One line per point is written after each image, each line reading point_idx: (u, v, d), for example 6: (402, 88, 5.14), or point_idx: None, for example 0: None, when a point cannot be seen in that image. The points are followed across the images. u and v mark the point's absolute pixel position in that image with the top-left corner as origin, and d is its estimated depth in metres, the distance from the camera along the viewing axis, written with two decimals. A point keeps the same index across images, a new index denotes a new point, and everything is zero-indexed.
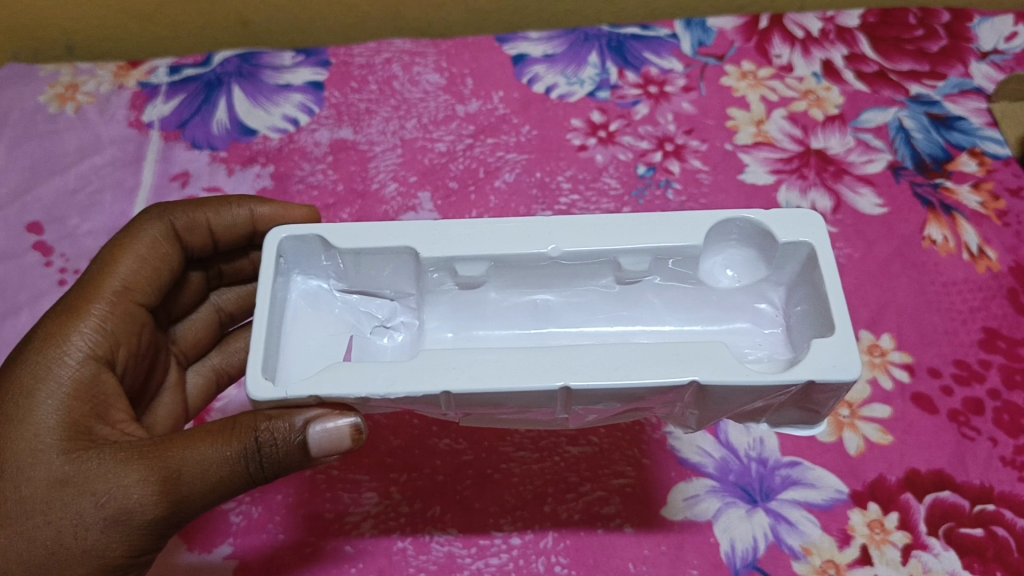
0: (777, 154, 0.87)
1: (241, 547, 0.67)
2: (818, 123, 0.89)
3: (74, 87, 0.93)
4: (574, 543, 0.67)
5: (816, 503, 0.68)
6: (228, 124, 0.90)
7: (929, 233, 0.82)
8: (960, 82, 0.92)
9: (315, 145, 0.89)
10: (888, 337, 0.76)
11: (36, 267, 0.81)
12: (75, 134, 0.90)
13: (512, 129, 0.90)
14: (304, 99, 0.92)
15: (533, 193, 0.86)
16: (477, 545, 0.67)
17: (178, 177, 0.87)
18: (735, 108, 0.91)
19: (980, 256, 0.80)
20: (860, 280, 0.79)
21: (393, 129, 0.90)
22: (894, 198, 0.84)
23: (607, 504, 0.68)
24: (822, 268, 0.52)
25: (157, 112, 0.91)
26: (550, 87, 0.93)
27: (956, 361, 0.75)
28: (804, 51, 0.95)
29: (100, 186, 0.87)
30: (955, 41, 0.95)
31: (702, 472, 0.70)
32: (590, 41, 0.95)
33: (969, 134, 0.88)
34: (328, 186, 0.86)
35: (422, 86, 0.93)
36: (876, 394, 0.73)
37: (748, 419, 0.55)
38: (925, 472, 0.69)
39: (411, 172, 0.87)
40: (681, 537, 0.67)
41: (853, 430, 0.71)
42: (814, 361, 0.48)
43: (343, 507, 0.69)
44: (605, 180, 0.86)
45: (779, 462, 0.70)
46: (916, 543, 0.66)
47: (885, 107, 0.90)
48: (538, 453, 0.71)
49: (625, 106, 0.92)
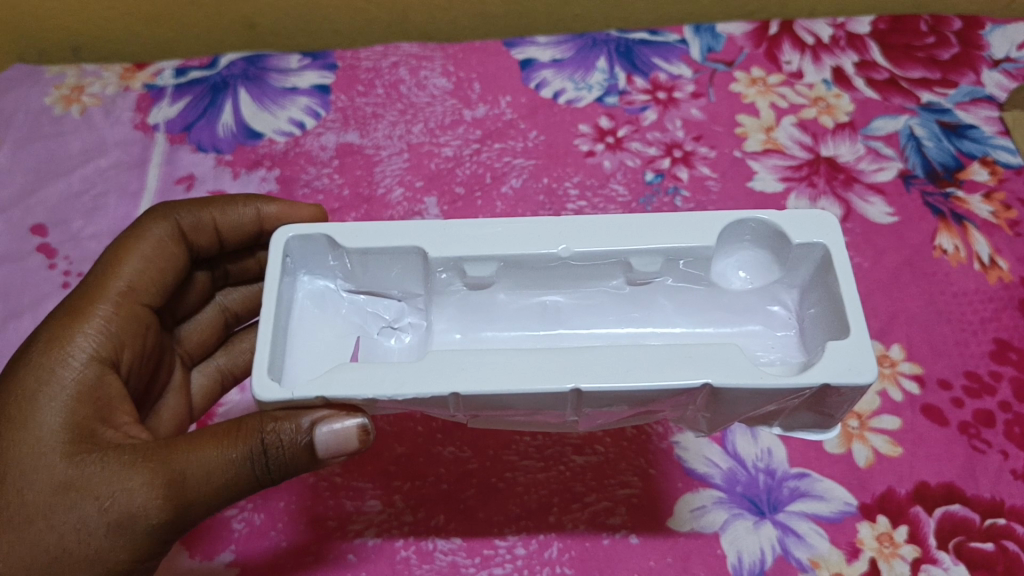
0: (787, 161, 0.86)
1: (243, 555, 0.67)
2: (827, 130, 0.89)
3: (80, 89, 0.92)
4: (579, 553, 0.66)
5: (824, 516, 0.67)
6: (235, 127, 0.89)
7: (940, 242, 0.81)
8: (972, 90, 0.91)
9: (321, 149, 0.89)
10: (897, 349, 0.75)
11: (40, 269, 0.81)
12: (80, 136, 0.89)
13: (519, 134, 0.89)
14: (310, 102, 0.91)
15: (540, 199, 0.85)
16: (482, 555, 0.66)
17: (183, 180, 0.86)
18: (744, 115, 0.90)
19: (991, 266, 0.80)
20: (869, 289, 0.79)
21: (399, 134, 0.90)
22: (904, 207, 0.83)
23: (612, 514, 0.68)
24: (836, 270, 0.51)
25: (162, 115, 0.90)
26: (558, 92, 0.92)
27: (966, 372, 0.74)
28: (814, 58, 0.94)
29: (105, 188, 0.86)
30: (967, 49, 0.94)
31: (709, 483, 0.69)
32: (598, 47, 0.95)
33: (980, 143, 0.87)
34: (334, 190, 0.86)
35: (429, 90, 0.93)
36: (885, 405, 0.72)
37: (761, 423, 0.54)
38: (935, 485, 0.68)
39: (417, 177, 0.86)
40: (687, 548, 0.66)
41: (861, 441, 0.70)
42: (827, 365, 0.47)
43: (346, 515, 0.68)
44: (612, 187, 0.86)
45: (787, 474, 0.69)
46: (926, 558, 0.66)
47: (895, 115, 0.90)
48: (543, 462, 0.70)
49: (633, 112, 0.91)
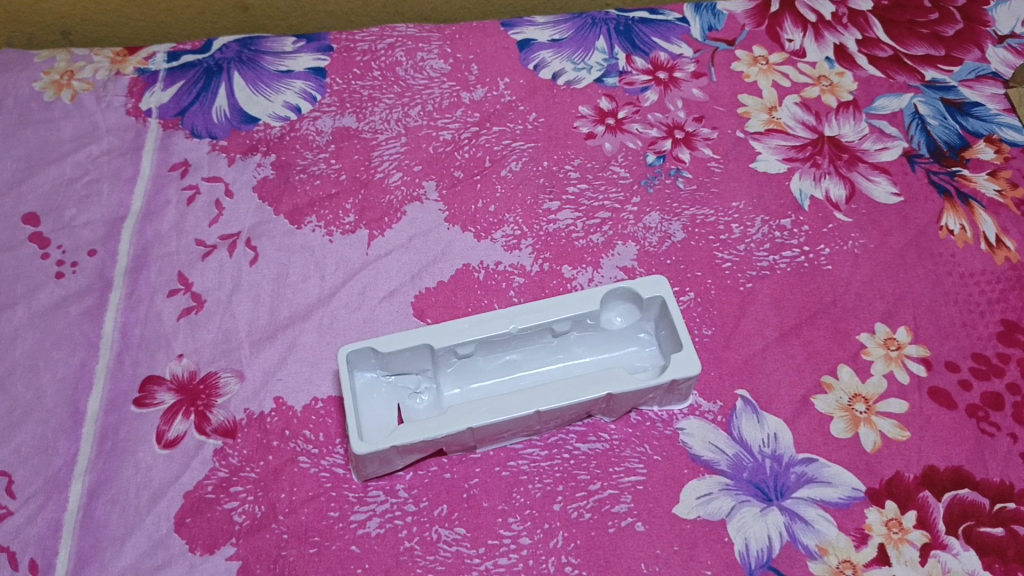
0: (790, 141, 0.85)
1: (244, 548, 0.66)
2: (831, 109, 0.87)
3: (70, 74, 0.91)
4: (585, 542, 0.65)
5: (831, 501, 0.67)
6: (229, 111, 0.88)
7: (946, 223, 0.80)
8: (976, 67, 0.90)
9: (317, 133, 0.87)
10: (904, 330, 0.74)
11: (33, 259, 0.79)
12: (71, 122, 0.88)
13: (518, 117, 0.88)
14: (306, 85, 0.90)
15: (540, 182, 0.83)
16: (486, 544, 0.65)
17: (178, 166, 0.85)
18: (746, 94, 0.89)
19: (998, 246, 0.79)
20: (875, 271, 0.78)
21: (396, 117, 0.88)
22: (909, 186, 0.82)
23: (618, 502, 0.67)
24: None
25: (154, 100, 0.89)
26: (557, 73, 0.91)
27: (974, 354, 0.73)
28: (816, 35, 0.93)
29: (98, 175, 0.84)
30: (971, 25, 0.93)
31: (714, 469, 0.68)
32: (597, 26, 0.94)
33: (986, 120, 0.86)
34: (331, 174, 0.84)
35: (427, 72, 0.91)
36: (893, 387, 0.71)
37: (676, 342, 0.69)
38: (944, 469, 0.68)
39: (415, 161, 0.85)
40: (694, 535, 0.66)
41: (869, 425, 0.70)
42: None
43: (349, 505, 0.67)
44: (614, 169, 0.84)
45: (794, 459, 0.68)
46: (935, 543, 0.65)
47: (899, 93, 0.88)
48: (547, 450, 0.69)
49: (634, 93, 0.89)
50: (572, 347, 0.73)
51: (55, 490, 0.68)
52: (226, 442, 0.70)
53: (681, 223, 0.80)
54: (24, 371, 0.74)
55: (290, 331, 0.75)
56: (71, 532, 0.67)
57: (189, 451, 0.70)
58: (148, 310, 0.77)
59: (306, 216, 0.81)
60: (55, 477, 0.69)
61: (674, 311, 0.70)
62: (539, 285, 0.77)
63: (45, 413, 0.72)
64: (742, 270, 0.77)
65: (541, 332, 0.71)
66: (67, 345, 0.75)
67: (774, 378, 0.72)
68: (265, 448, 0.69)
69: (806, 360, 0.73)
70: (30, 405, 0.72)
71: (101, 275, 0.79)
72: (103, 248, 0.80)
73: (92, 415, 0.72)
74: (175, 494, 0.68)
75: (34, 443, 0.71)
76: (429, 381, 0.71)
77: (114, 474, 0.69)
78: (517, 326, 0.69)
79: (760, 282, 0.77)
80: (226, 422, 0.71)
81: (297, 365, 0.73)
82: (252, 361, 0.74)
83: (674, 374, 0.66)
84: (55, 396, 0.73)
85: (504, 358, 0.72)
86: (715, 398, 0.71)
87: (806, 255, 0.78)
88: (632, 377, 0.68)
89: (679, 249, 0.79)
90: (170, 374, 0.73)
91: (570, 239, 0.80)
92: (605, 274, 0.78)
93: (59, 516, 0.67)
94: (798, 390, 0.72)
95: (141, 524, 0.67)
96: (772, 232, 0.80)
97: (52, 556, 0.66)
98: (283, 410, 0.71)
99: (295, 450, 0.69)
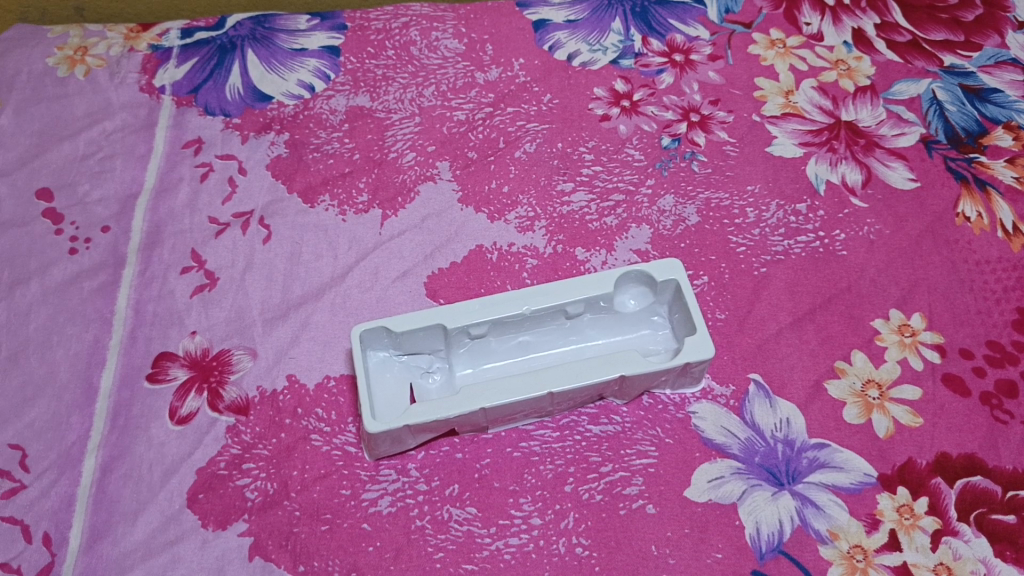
0: (806, 125, 0.85)
1: (256, 524, 0.66)
2: (848, 94, 0.87)
3: (83, 50, 0.91)
4: (595, 524, 0.65)
5: (843, 487, 0.67)
6: (243, 89, 0.88)
7: (962, 209, 0.79)
8: (996, 53, 0.89)
9: (331, 112, 0.87)
10: (918, 317, 0.74)
11: (47, 235, 0.79)
12: (85, 98, 0.88)
13: (533, 98, 0.87)
14: (320, 63, 0.90)
15: (555, 164, 0.83)
16: (497, 524, 0.65)
17: (192, 144, 0.85)
18: (763, 78, 0.88)
19: (1015, 233, 0.78)
20: (890, 257, 0.77)
21: (410, 97, 0.88)
22: (925, 172, 0.82)
23: (629, 484, 0.67)
24: None
25: (168, 76, 0.89)
26: (572, 54, 0.90)
27: (988, 342, 0.73)
28: (834, 19, 0.92)
29: (111, 151, 0.84)
30: (990, 10, 0.92)
31: (726, 453, 0.68)
32: (613, 8, 0.93)
33: (1004, 106, 0.85)
34: (345, 154, 0.83)
35: (441, 52, 0.91)
36: (906, 374, 0.71)
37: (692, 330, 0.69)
38: (956, 456, 0.68)
39: (429, 141, 0.85)
40: (705, 518, 0.66)
41: (882, 411, 0.70)
42: None
43: (361, 483, 0.67)
44: (628, 151, 0.84)
45: (806, 444, 0.68)
46: (946, 529, 0.65)
47: (917, 78, 0.88)
48: (559, 432, 0.69)
49: (649, 75, 0.89)
50: (585, 329, 0.73)
51: (68, 465, 0.69)
52: (238, 419, 0.70)
53: (695, 207, 0.80)
54: (37, 346, 0.74)
55: (303, 309, 0.75)
56: (84, 507, 0.67)
57: (202, 427, 0.70)
58: (162, 287, 0.77)
59: (319, 194, 0.81)
60: (68, 452, 0.69)
61: (687, 294, 0.70)
62: (552, 267, 0.77)
63: (59, 389, 0.72)
64: (756, 254, 0.77)
65: (554, 314, 0.71)
66: (80, 321, 0.75)
67: (787, 363, 0.72)
68: (277, 425, 0.70)
69: (820, 346, 0.73)
70: (43, 379, 0.73)
71: (114, 251, 0.79)
72: (117, 224, 0.80)
73: (105, 391, 0.72)
74: (187, 470, 0.68)
75: (46, 418, 0.71)
76: (442, 361, 0.71)
77: (128, 449, 0.69)
78: (530, 307, 0.69)
79: (775, 267, 0.76)
80: (239, 399, 0.71)
81: (309, 344, 0.73)
82: (265, 339, 0.74)
83: (688, 357, 0.66)
84: (69, 371, 0.73)
85: (517, 339, 0.72)
86: (727, 382, 0.71)
87: (820, 241, 0.78)
88: (645, 359, 0.67)
89: (693, 233, 0.78)
90: (184, 351, 0.73)
91: (584, 221, 0.80)
92: (618, 257, 0.78)
93: (71, 491, 0.68)
94: (811, 376, 0.71)
95: (154, 500, 0.67)
96: (787, 217, 0.79)
97: (64, 530, 0.66)
98: (295, 388, 0.71)
99: (307, 428, 0.70)
